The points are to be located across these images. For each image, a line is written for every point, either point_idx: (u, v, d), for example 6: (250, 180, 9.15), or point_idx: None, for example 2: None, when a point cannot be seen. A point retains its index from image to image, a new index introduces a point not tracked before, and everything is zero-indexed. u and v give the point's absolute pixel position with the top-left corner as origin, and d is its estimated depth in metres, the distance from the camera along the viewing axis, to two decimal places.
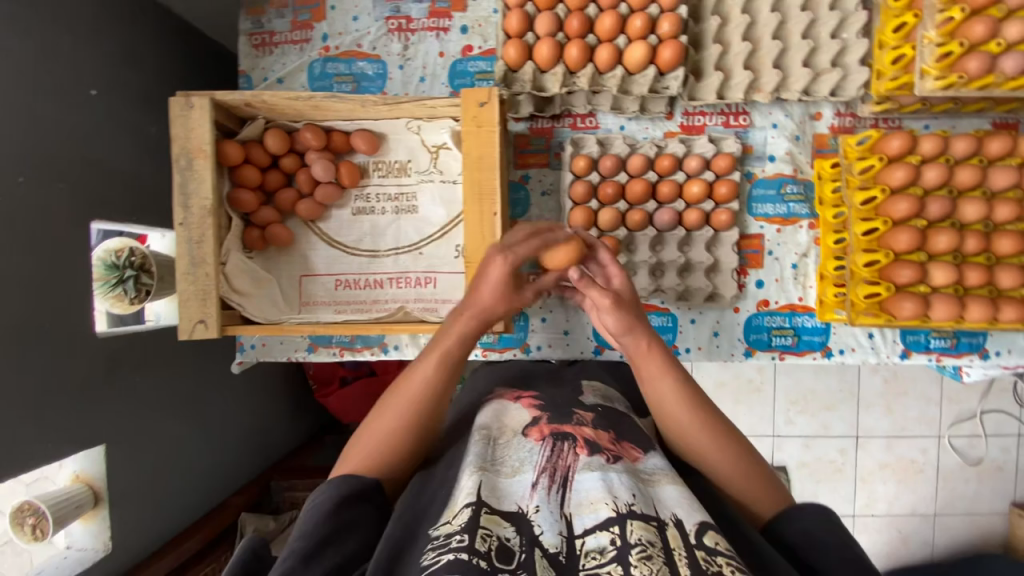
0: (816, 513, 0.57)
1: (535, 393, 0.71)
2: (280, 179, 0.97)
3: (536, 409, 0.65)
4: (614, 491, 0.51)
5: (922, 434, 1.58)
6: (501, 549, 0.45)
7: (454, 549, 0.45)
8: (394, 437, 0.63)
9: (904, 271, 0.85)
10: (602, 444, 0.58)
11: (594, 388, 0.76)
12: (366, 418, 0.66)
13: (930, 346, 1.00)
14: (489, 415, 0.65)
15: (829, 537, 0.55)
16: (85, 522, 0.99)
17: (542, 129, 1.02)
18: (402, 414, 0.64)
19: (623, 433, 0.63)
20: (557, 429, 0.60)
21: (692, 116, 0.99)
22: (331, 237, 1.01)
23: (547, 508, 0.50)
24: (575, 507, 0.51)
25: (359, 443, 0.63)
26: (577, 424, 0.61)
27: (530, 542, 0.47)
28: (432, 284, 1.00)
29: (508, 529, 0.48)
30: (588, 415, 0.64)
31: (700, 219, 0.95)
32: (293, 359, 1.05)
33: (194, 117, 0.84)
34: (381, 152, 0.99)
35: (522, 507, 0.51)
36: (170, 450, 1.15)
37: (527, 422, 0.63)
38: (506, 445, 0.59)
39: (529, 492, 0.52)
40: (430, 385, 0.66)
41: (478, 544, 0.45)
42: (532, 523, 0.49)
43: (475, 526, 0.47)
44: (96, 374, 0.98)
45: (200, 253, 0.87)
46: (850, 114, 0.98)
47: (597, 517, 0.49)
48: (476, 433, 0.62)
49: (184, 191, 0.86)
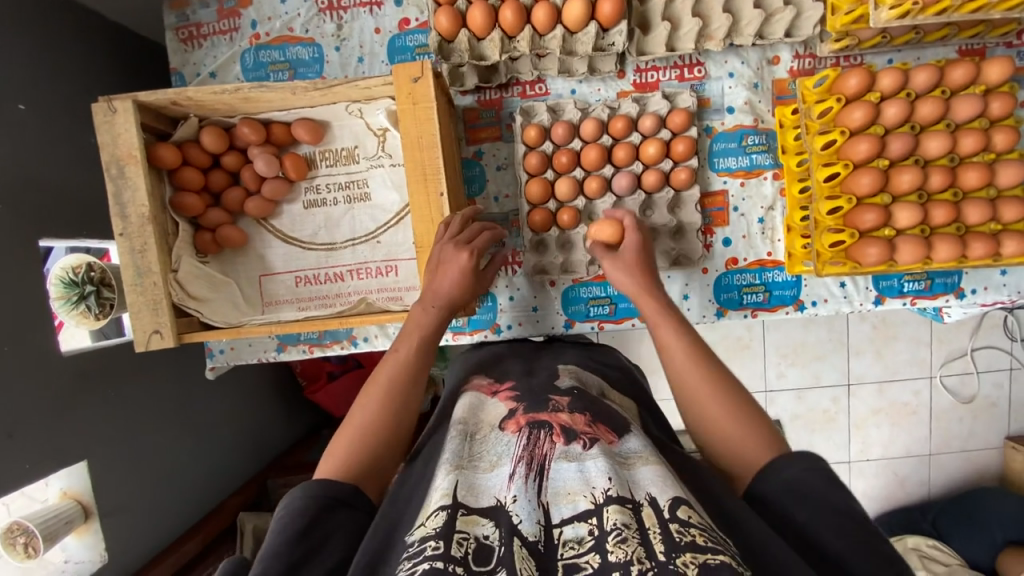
0: (804, 460, 0.53)
1: (512, 384, 0.69)
2: (224, 178, 0.93)
3: (513, 400, 0.63)
4: (591, 481, 0.49)
5: (913, 377, 1.58)
6: (478, 550, 0.44)
7: (428, 558, 0.43)
8: (369, 435, 0.61)
9: (868, 216, 0.83)
10: (578, 428, 0.56)
11: (568, 370, 0.73)
12: (347, 415, 0.64)
13: (904, 290, 0.97)
14: (465, 410, 0.64)
15: (818, 483, 0.51)
16: (78, 536, 1.00)
17: (491, 100, 0.98)
18: (382, 398, 0.64)
19: (597, 413, 0.60)
20: (533, 417, 0.58)
21: (644, 73, 0.95)
22: (285, 233, 0.98)
23: (524, 497, 0.48)
24: (552, 496, 0.49)
25: (336, 444, 0.61)
26: (553, 410, 0.59)
27: (509, 533, 0.45)
28: (394, 272, 0.98)
29: (486, 526, 0.46)
30: (565, 400, 0.61)
31: (660, 180, 0.91)
32: (263, 360, 1.04)
33: (119, 122, 0.81)
34: (326, 141, 0.96)
35: (501, 500, 0.49)
36: (158, 459, 1.16)
37: (504, 415, 0.60)
38: (481, 438, 0.58)
39: (507, 483, 0.50)
40: (411, 365, 0.68)
41: (454, 550, 0.43)
42: (510, 512, 0.47)
43: (451, 532, 0.45)
44: (67, 392, 0.98)
45: (145, 262, 0.85)
46: (808, 55, 0.94)
47: (574, 508, 0.47)
48: (454, 429, 0.60)
49: (119, 200, 0.83)
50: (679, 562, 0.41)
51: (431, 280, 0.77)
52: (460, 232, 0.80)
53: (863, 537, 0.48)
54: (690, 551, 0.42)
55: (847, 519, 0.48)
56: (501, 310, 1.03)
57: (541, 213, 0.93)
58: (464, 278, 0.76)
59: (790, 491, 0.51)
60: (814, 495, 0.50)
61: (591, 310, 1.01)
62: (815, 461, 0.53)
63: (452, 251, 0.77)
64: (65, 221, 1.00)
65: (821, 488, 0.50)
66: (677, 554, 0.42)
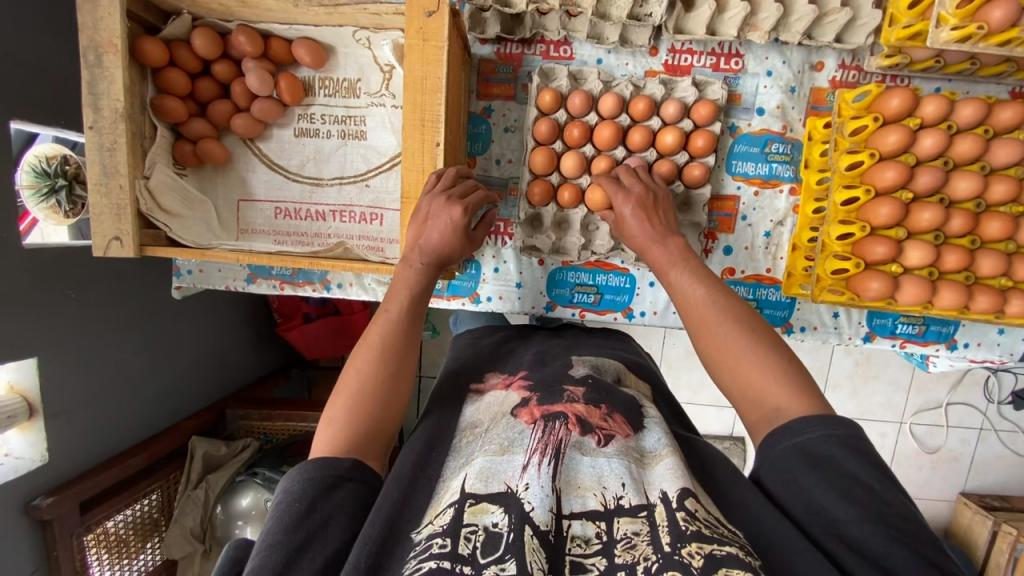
0: (823, 426, 0.51)
1: (526, 374, 0.66)
2: (213, 88, 0.87)
3: (525, 389, 0.62)
4: (604, 481, 0.50)
5: (883, 418, 1.57)
6: (486, 540, 0.44)
7: (435, 556, 0.43)
8: (361, 399, 0.59)
9: (878, 247, 0.78)
10: (594, 423, 0.55)
11: (584, 359, 0.70)
12: (342, 371, 0.61)
13: (896, 331, 0.94)
14: (478, 409, 0.61)
15: (836, 450, 0.49)
16: (22, 431, 0.99)
17: (511, 55, 0.91)
18: (380, 349, 0.62)
19: (616, 405, 0.59)
20: (547, 409, 0.57)
21: (678, 54, 0.89)
22: (271, 159, 0.93)
23: (537, 483, 0.48)
24: (564, 485, 0.49)
25: (331, 411, 0.58)
26: (568, 401, 0.58)
27: (520, 521, 0.45)
28: (379, 221, 0.93)
29: (496, 514, 0.46)
30: (580, 391, 0.60)
31: (672, 172, 0.86)
32: (232, 289, 1.00)
33: (103, 4, 0.74)
34: (328, 68, 0.90)
35: (512, 487, 0.48)
36: (116, 369, 1.14)
37: (516, 404, 0.59)
38: (494, 427, 0.56)
39: (520, 471, 0.50)
40: (404, 325, 0.65)
41: (461, 548, 0.43)
42: (522, 500, 0.46)
43: (458, 529, 0.45)
44: (20, 286, 0.93)
45: (113, 162, 0.79)
46: (854, 68, 0.88)
47: (584, 504, 0.48)
48: (463, 430, 0.58)
49: (93, 90, 0.77)
50: (684, 552, 0.43)
51: (418, 234, 0.73)
52: (441, 183, 0.75)
53: (877, 510, 0.46)
54: (696, 542, 0.44)
55: (863, 491, 0.47)
56: (483, 280, 0.98)
57: (541, 184, 0.88)
58: (453, 234, 0.72)
59: (802, 457, 0.50)
60: (828, 463, 0.49)
61: (575, 296, 0.98)
62: (836, 424, 0.51)
63: (442, 205, 0.72)
64: (41, 104, 0.94)
65: (838, 456, 0.49)
66: (682, 544, 0.44)
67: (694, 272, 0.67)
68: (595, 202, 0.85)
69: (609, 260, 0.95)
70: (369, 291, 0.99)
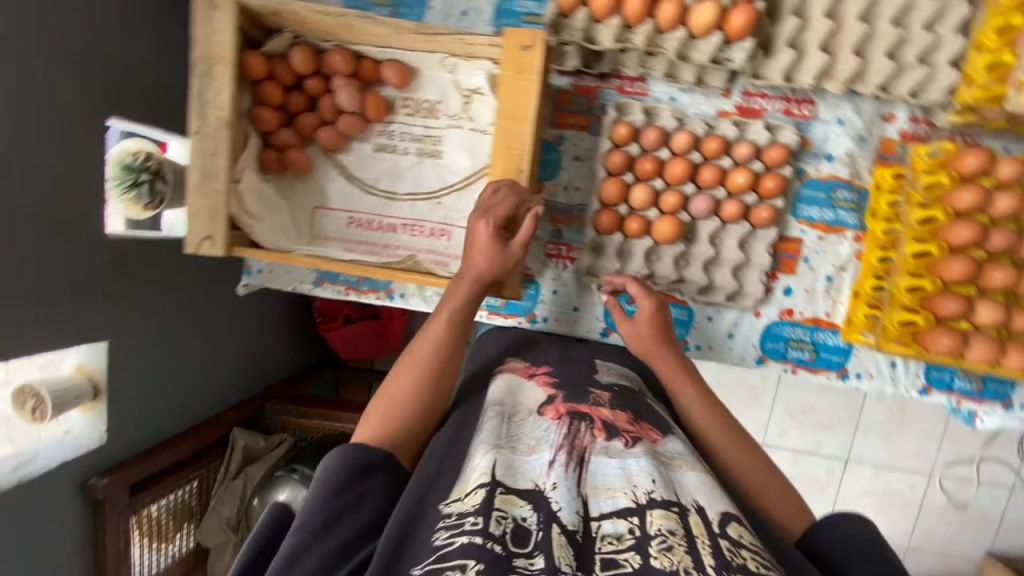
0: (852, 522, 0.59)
1: (548, 370, 0.74)
2: (303, 101, 0.92)
3: (551, 387, 0.68)
4: (633, 480, 0.52)
5: (913, 469, 1.55)
6: (517, 530, 0.47)
7: (468, 532, 0.46)
8: (403, 406, 0.62)
9: (948, 303, 0.80)
10: (620, 428, 0.61)
11: (608, 366, 0.79)
12: (388, 376, 0.65)
13: (953, 386, 0.94)
14: (503, 390, 0.67)
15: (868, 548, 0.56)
16: (84, 411, 1.02)
17: (587, 87, 0.94)
18: (422, 362, 0.65)
19: (641, 416, 0.65)
20: (573, 409, 0.63)
21: (751, 97, 0.91)
22: (349, 171, 0.97)
23: (564, 484, 0.52)
24: (592, 489, 0.52)
25: (374, 409, 0.62)
26: (594, 404, 0.64)
27: (548, 519, 0.48)
28: (447, 237, 0.96)
29: (524, 508, 0.49)
30: (605, 396, 0.67)
31: (739, 212, 0.88)
32: (298, 291, 1.04)
33: (218, 20, 0.79)
34: (410, 88, 0.94)
35: (539, 485, 0.52)
36: (177, 356, 1.18)
37: (543, 401, 0.65)
38: (523, 424, 0.61)
39: (547, 469, 0.54)
40: (444, 340, 0.68)
41: (493, 528, 0.46)
42: (550, 499, 0.50)
43: (490, 510, 0.48)
44: (107, 275, 0.99)
45: (213, 166, 0.85)
46: (926, 121, 0.89)
47: (614, 504, 0.50)
48: (487, 408, 0.63)
49: (201, 99, 0.82)
50: None
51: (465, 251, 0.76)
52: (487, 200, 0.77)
53: None
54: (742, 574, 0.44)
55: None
56: (540, 301, 1.01)
57: (610, 215, 0.91)
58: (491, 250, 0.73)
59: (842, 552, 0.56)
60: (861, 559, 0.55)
61: None
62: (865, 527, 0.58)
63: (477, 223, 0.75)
64: (139, 106, 1.00)
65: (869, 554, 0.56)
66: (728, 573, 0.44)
67: (699, 393, 0.74)
68: (664, 234, 0.89)
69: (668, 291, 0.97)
70: (429, 303, 1.01)
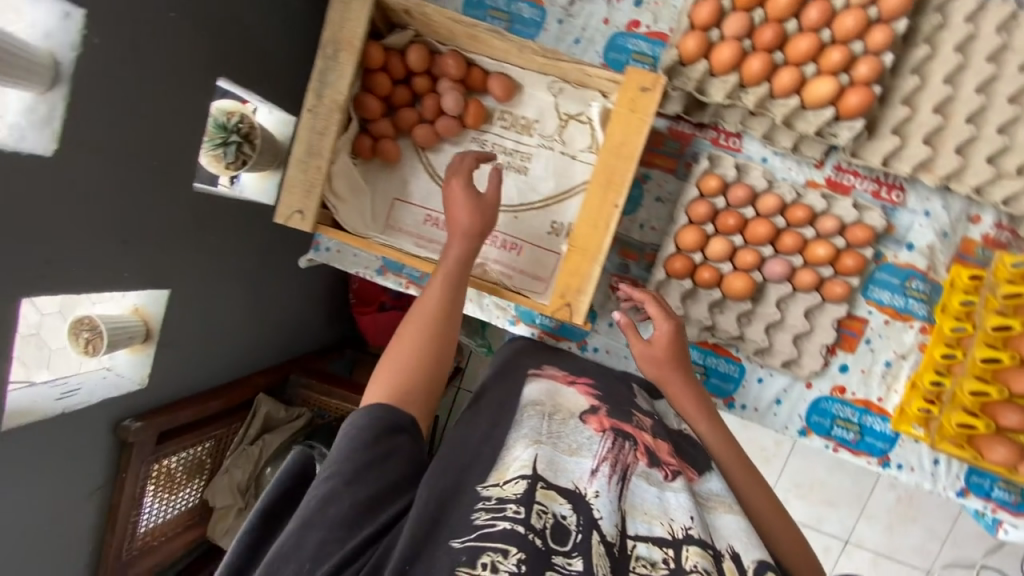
0: None
1: (589, 381, 0.76)
2: (407, 96, 0.94)
3: (594, 398, 0.71)
4: (671, 513, 0.55)
5: (910, 563, 1.53)
6: (557, 529, 0.49)
7: (510, 518, 0.48)
8: (411, 368, 0.63)
9: (1011, 415, 0.83)
10: (661, 457, 0.63)
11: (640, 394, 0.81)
12: (393, 339, 0.66)
13: (991, 494, 0.93)
14: (542, 392, 0.70)
15: None
16: (132, 352, 1.00)
17: (682, 133, 0.96)
18: (424, 323, 0.67)
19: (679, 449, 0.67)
20: (617, 426, 0.65)
21: (842, 172, 0.92)
22: (435, 170, 0.99)
23: (606, 495, 0.54)
24: (629, 507, 0.55)
25: (384, 371, 0.63)
26: (637, 427, 0.67)
27: (588, 525, 0.51)
28: (517, 251, 0.97)
29: (563, 506, 0.52)
30: (648, 422, 0.70)
31: (813, 283, 0.89)
32: (360, 275, 1.05)
33: (354, 7, 0.82)
34: (511, 103, 0.96)
35: (580, 488, 0.54)
36: (230, 316, 1.18)
37: (585, 409, 0.68)
38: (563, 424, 0.63)
39: (589, 476, 0.56)
40: (445, 301, 0.69)
41: (535, 520, 0.49)
42: (592, 507, 0.53)
43: (531, 503, 0.50)
44: (180, 226, 0.94)
45: (318, 144, 0.87)
46: (1010, 229, 0.90)
47: (650, 529, 0.54)
48: (525, 406, 0.66)
49: (321, 79, 0.85)
50: None
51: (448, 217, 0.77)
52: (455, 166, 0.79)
53: None
54: None
55: None
56: (595, 330, 1.02)
57: (683, 260, 0.91)
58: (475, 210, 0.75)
59: None
60: None
61: None
62: None
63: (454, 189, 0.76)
64: None
65: None
66: None
67: (718, 430, 0.75)
68: (737, 288, 0.89)
69: (723, 345, 0.97)
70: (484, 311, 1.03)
